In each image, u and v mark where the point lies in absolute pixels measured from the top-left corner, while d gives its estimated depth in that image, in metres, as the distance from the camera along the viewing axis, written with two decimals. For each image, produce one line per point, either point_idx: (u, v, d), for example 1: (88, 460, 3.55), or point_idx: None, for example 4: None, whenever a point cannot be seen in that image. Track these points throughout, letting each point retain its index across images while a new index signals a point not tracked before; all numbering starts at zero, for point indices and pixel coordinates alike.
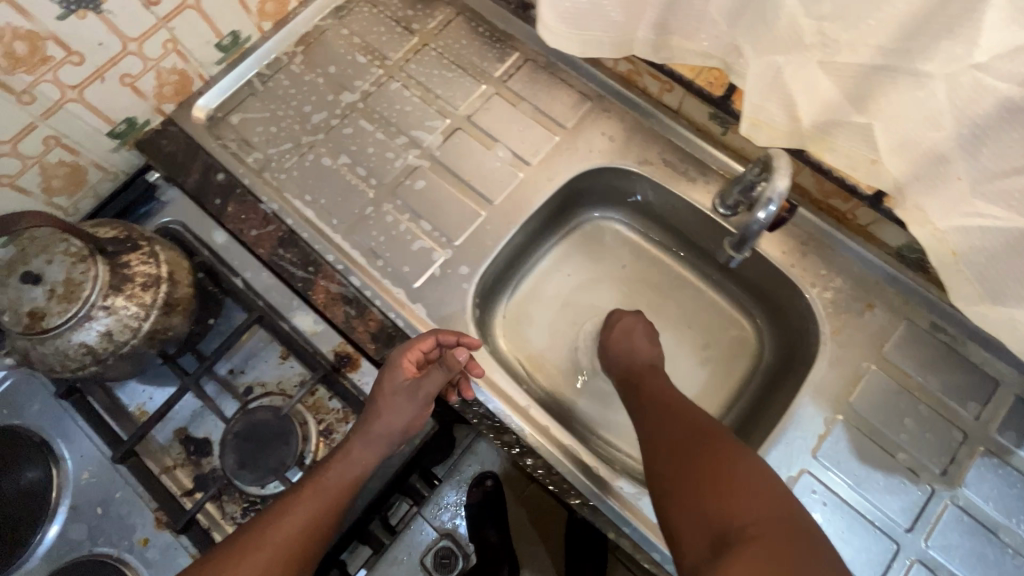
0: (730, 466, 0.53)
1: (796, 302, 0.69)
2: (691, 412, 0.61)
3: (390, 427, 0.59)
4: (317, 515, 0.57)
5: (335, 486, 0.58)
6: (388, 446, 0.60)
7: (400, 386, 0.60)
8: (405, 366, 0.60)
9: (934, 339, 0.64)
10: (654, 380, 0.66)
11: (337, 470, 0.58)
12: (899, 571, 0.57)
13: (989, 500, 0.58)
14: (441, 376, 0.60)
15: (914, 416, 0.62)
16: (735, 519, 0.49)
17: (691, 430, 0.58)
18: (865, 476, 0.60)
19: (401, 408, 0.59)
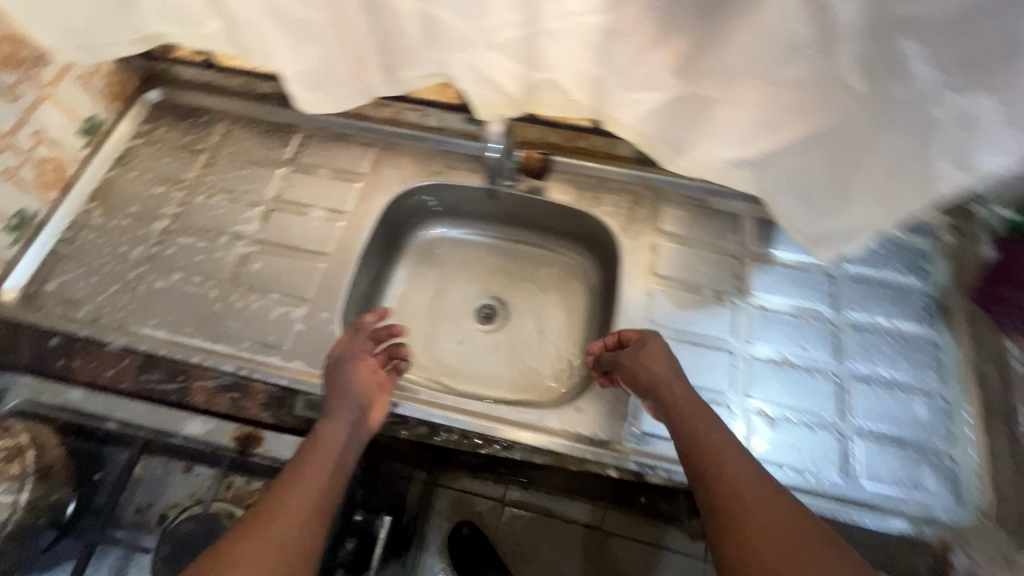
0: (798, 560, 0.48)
1: (591, 224, 0.86)
2: (748, 484, 0.54)
3: (350, 396, 0.65)
4: (320, 481, 0.56)
5: (325, 457, 0.59)
6: (355, 412, 0.64)
7: (348, 365, 0.68)
8: (341, 343, 0.71)
9: (688, 205, 0.84)
10: (699, 433, 0.59)
11: (318, 449, 0.59)
12: (742, 369, 0.73)
13: (770, 292, 0.78)
14: (366, 339, 0.71)
15: (701, 261, 0.80)
16: None
17: (756, 516, 0.52)
18: (690, 317, 0.77)
19: (352, 374, 0.67)
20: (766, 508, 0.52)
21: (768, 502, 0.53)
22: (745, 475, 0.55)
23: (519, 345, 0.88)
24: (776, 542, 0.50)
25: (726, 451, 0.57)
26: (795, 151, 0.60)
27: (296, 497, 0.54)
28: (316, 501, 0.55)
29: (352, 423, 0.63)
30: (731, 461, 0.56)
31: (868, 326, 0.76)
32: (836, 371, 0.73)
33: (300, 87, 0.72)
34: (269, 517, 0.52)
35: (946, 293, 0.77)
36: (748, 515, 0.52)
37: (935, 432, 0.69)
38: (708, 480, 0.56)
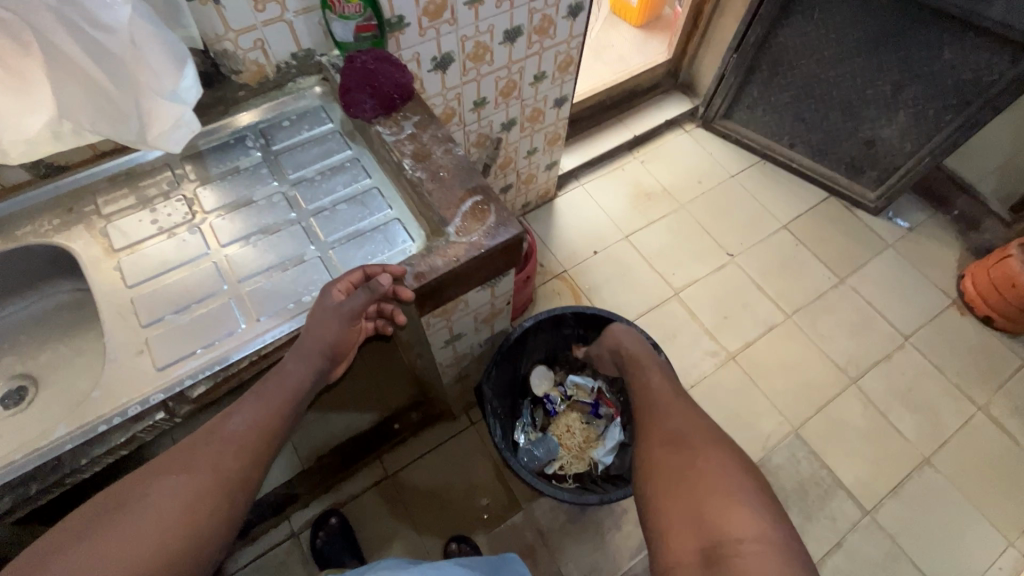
0: (669, 427, 0.82)
1: (39, 254, 0.85)
2: (657, 391, 0.93)
3: (320, 343, 0.76)
4: (263, 416, 0.71)
5: (279, 391, 0.73)
6: (321, 360, 0.77)
7: (331, 312, 0.75)
8: (337, 289, 0.76)
9: (115, 183, 0.89)
10: (651, 395, 0.92)
11: (278, 380, 0.74)
12: (227, 265, 0.84)
13: (221, 199, 0.90)
14: (363, 297, 0.76)
15: (152, 215, 0.87)
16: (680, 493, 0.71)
17: (678, 433, 0.80)
18: (165, 259, 0.83)
19: (329, 327, 0.75)
20: (661, 417, 0.85)
21: (680, 425, 0.82)
22: (657, 404, 0.89)
23: (64, 394, 0.85)
24: (676, 428, 0.81)
25: (665, 390, 0.92)
26: (61, 88, 0.69)
27: (229, 427, 0.69)
28: (251, 432, 0.69)
29: (314, 365, 0.76)
30: (665, 406, 0.88)
31: (306, 173, 0.93)
32: (298, 218, 0.89)
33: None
34: (217, 437, 0.68)
35: (345, 123, 0.98)
36: (658, 428, 0.84)
37: (378, 206, 0.90)
38: (646, 418, 0.87)
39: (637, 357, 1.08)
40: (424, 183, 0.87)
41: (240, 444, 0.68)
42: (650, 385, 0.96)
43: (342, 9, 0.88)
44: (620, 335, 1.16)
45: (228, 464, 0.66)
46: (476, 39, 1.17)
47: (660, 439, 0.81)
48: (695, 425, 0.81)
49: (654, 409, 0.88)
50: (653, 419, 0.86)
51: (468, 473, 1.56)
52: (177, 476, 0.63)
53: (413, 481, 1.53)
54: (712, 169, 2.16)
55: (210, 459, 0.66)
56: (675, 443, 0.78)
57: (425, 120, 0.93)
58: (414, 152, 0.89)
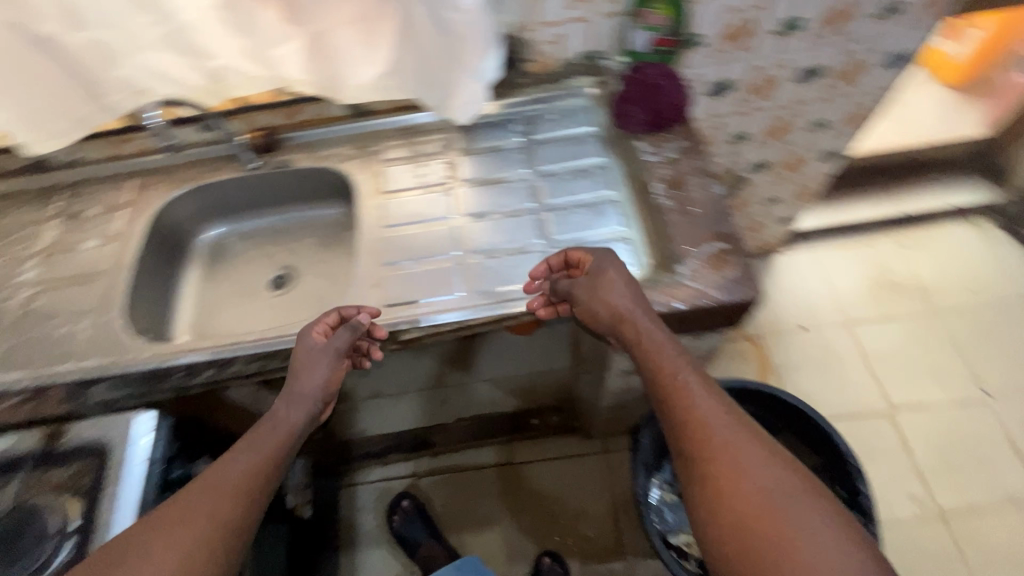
0: (754, 486, 0.60)
1: (334, 177, 1.02)
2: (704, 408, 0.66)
3: (311, 386, 0.76)
4: (260, 458, 0.70)
5: (270, 435, 0.72)
6: (313, 404, 0.77)
7: (308, 347, 0.78)
8: (315, 334, 0.79)
9: (401, 135, 1.02)
10: (667, 379, 0.68)
11: (269, 428, 0.73)
12: (464, 232, 0.90)
13: (476, 172, 0.97)
14: (347, 337, 0.78)
15: (421, 170, 0.98)
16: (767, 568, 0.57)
17: (756, 489, 0.60)
18: (419, 212, 0.93)
19: (316, 372, 0.77)
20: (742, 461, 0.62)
21: (765, 475, 0.61)
22: (705, 423, 0.65)
23: (311, 293, 1.02)
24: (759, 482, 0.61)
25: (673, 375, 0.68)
26: (399, 49, 0.79)
27: (223, 476, 0.67)
28: (250, 474, 0.68)
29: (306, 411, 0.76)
30: (698, 404, 0.66)
31: (555, 170, 0.95)
32: (535, 210, 0.91)
33: (22, 132, 0.84)
34: (214, 487, 0.65)
35: (605, 130, 0.98)
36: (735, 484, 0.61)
37: (613, 221, 0.88)
38: (680, 425, 0.66)
39: (625, 317, 0.72)
40: (668, 211, 0.82)
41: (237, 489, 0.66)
42: (699, 406, 0.66)
43: (650, 19, 0.86)
44: (611, 296, 0.72)
45: (225, 514, 0.64)
46: (766, 72, 1.07)
47: (739, 499, 0.60)
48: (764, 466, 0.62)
49: (705, 438, 0.64)
50: (714, 462, 0.63)
51: (585, 497, 1.52)
52: (178, 526, 0.61)
53: (532, 478, 1.56)
54: (1001, 281, 1.69)
55: (203, 511, 0.63)
56: (760, 501, 0.60)
57: (689, 147, 0.88)
58: (669, 177, 0.85)
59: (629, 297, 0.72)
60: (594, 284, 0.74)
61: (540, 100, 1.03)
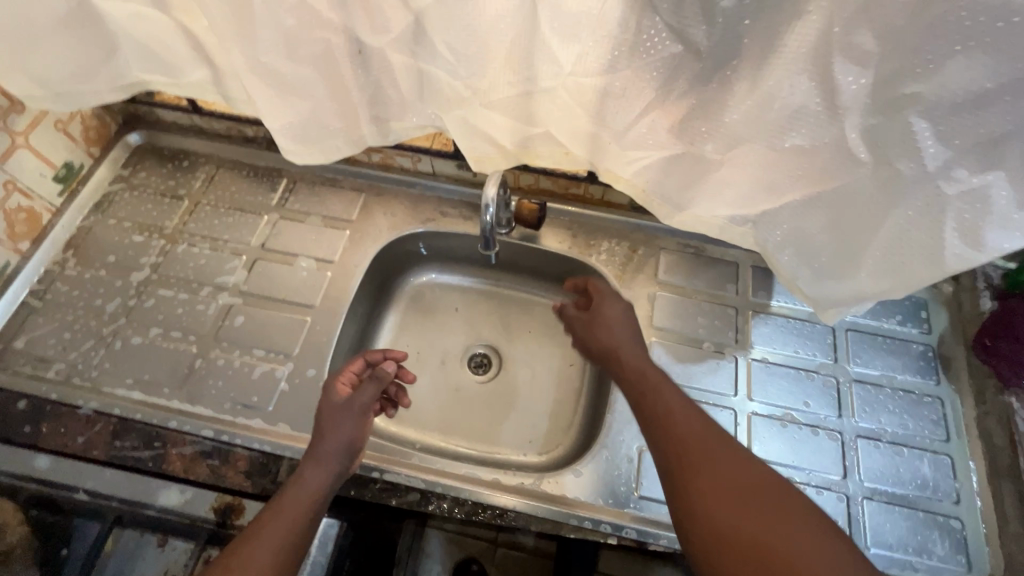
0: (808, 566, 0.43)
1: (585, 272, 0.85)
2: (695, 434, 0.52)
3: (338, 443, 0.61)
4: (287, 534, 0.54)
5: (294, 506, 0.56)
6: (340, 463, 0.60)
7: (337, 403, 0.63)
8: (337, 387, 0.65)
9: (683, 253, 0.83)
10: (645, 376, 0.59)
11: (291, 492, 0.57)
12: (746, 424, 0.71)
13: (771, 343, 0.77)
14: (375, 390, 0.65)
15: (701, 313, 0.79)
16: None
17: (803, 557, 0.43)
18: (692, 372, 0.75)
19: (345, 427, 0.62)
20: (787, 526, 0.45)
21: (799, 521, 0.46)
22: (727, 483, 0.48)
23: (515, 393, 0.86)
24: (799, 538, 0.45)
25: (677, 401, 0.56)
26: (796, 213, 0.57)
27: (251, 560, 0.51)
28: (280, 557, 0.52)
29: (334, 471, 0.60)
30: (673, 404, 0.55)
31: (874, 379, 0.74)
32: (840, 427, 0.71)
33: (285, 137, 0.68)
34: None
35: (948, 347, 0.76)
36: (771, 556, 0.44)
37: (943, 491, 0.67)
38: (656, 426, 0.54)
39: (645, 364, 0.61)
40: None
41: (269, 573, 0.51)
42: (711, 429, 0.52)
43: None
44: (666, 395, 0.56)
45: None
46: None
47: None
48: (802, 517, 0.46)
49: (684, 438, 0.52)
50: (686, 462, 0.50)
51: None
52: None
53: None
54: None
55: None
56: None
57: None
58: None
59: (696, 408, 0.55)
60: (594, 320, 0.69)
61: None
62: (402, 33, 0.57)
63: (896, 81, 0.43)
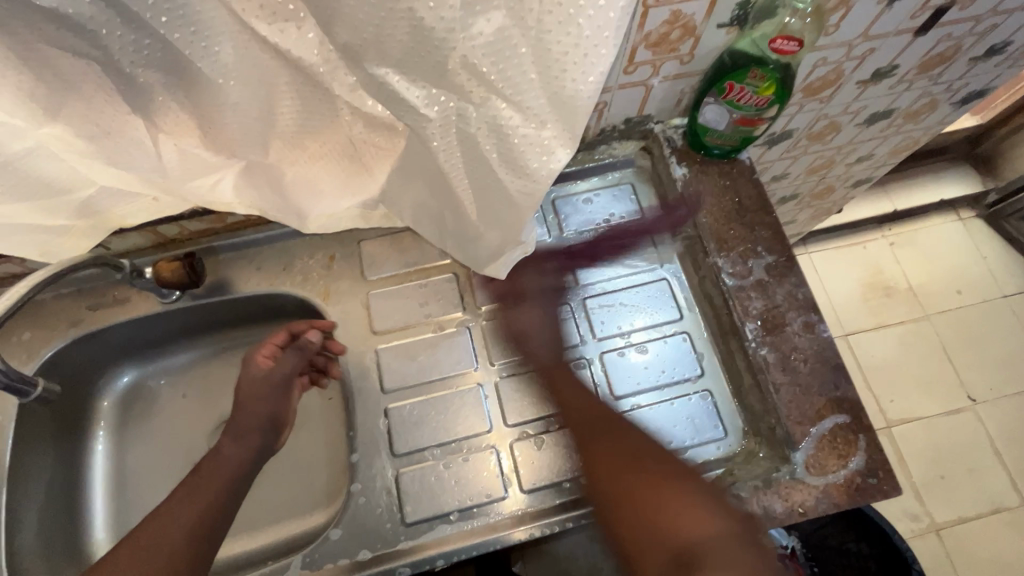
0: (682, 508, 0.52)
1: (293, 302, 0.73)
2: (633, 436, 0.59)
3: (258, 418, 0.63)
4: (205, 508, 0.57)
5: (212, 475, 0.60)
6: (262, 436, 0.63)
7: (256, 380, 0.64)
8: (258, 360, 0.65)
9: (383, 234, 0.73)
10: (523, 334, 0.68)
11: (209, 466, 0.60)
12: (494, 393, 0.67)
13: (501, 294, 0.72)
14: (296, 362, 0.66)
15: (420, 293, 0.71)
16: (681, 534, 0.51)
17: (677, 512, 0.52)
18: (427, 362, 0.69)
19: (269, 399, 0.65)
20: (668, 476, 0.55)
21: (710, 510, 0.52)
22: (658, 469, 0.56)
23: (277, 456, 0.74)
24: (685, 504, 0.53)
25: (596, 419, 0.61)
26: (399, 181, 0.49)
27: (164, 522, 0.55)
28: (194, 529, 0.56)
29: (256, 448, 0.63)
30: (585, 426, 0.61)
31: (606, 287, 0.72)
32: (585, 352, 0.69)
33: None
34: (138, 547, 0.54)
35: (661, 224, 0.75)
36: (660, 506, 0.53)
37: (687, 368, 0.68)
38: (566, 413, 0.63)
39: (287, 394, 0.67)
40: (768, 370, 0.63)
41: (185, 536, 0.55)
42: (648, 437, 0.59)
43: (741, 96, 0.62)
44: (535, 347, 0.68)
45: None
46: (832, 118, 0.86)
47: (673, 540, 0.51)
48: (672, 477, 0.55)
49: (577, 423, 0.62)
50: (596, 426, 0.60)
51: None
52: None
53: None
54: (980, 275, 1.66)
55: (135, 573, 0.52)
56: (701, 541, 0.50)
57: (782, 266, 0.68)
58: (763, 314, 0.65)
59: (556, 321, 0.69)
60: (511, 333, 0.69)
61: (570, 175, 0.77)
62: None
63: (331, 26, 0.33)
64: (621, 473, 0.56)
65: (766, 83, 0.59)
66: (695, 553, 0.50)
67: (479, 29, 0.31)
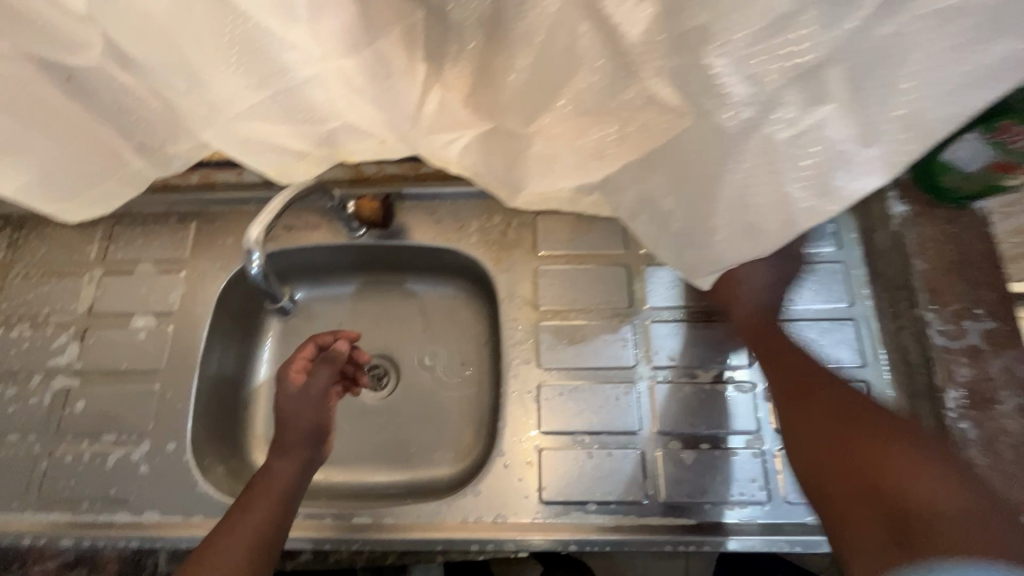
0: (906, 474, 0.43)
1: (461, 260, 0.75)
2: (813, 425, 0.50)
3: (303, 431, 0.61)
4: (258, 524, 0.53)
5: (265, 494, 0.56)
6: (307, 451, 0.61)
7: (292, 395, 0.62)
8: (292, 376, 0.63)
9: (562, 213, 0.73)
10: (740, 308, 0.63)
11: (260, 485, 0.57)
12: (649, 395, 0.65)
13: (670, 297, 0.69)
14: (328, 375, 0.64)
15: (589, 278, 0.70)
16: (887, 495, 0.43)
17: (889, 472, 0.44)
18: (585, 349, 0.68)
19: (760, 272, 0.65)
20: (867, 436, 0.46)
21: (926, 484, 0.42)
22: (841, 436, 0.48)
23: (415, 402, 0.76)
24: (907, 474, 0.43)
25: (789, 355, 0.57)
26: (637, 174, 0.45)
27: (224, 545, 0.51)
28: (248, 549, 0.52)
29: (304, 460, 0.61)
30: (769, 330, 0.60)
31: (785, 314, 0.68)
32: (752, 377, 0.66)
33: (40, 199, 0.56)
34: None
35: (861, 260, 0.69)
36: (849, 467, 0.46)
37: None
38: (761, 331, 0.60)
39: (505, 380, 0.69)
40: (966, 446, 0.57)
41: (248, 553, 0.51)
42: (837, 388, 0.52)
43: (1013, 138, 0.54)
44: (737, 306, 0.63)
45: None
46: None
47: (893, 501, 0.42)
48: (892, 432, 0.46)
49: (799, 380, 0.54)
50: (792, 403, 0.53)
51: None
52: None
53: None
54: None
55: None
56: (931, 511, 0.41)
57: (1004, 335, 0.60)
58: (972, 385, 0.59)
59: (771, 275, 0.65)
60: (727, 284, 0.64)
61: None
62: (102, 51, 0.45)
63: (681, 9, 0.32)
64: (828, 454, 0.47)
65: None
66: (909, 520, 0.41)
67: (880, 32, 0.32)
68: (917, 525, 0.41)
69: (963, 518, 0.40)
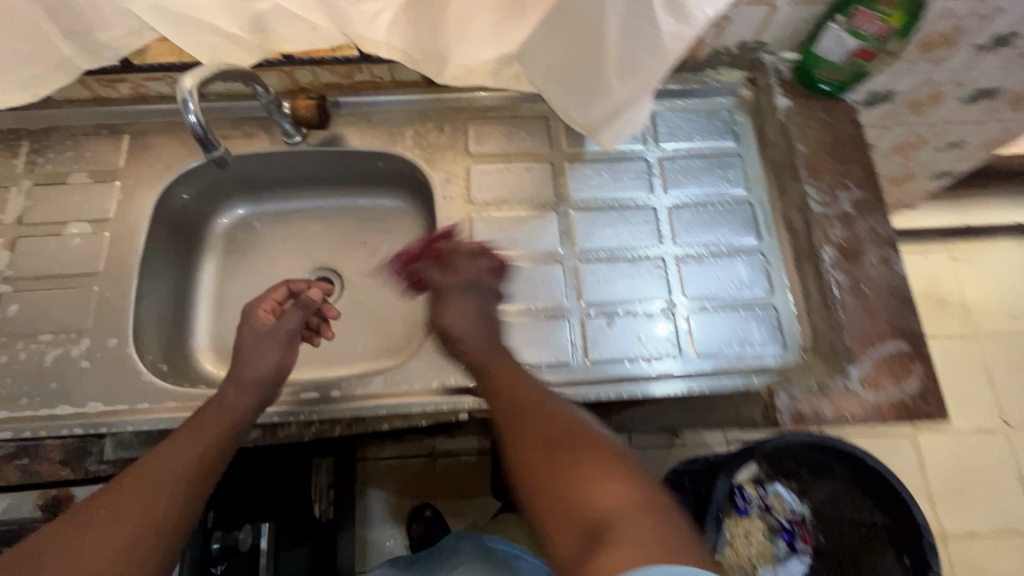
0: (598, 483, 0.44)
1: (396, 166, 0.79)
2: (539, 450, 0.49)
3: (263, 371, 0.62)
4: (205, 448, 0.53)
5: (216, 420, 0.56)
6: (263, 390, 0.61)
7: (260, 334, 0.63)
8: (260, 315, 0.65)
9: (489, 119, 0.79)
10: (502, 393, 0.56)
11: (213, 409, 0.57)
12: (572, 273, 0.72)
13: (590, 189, 0.76)
14: (298, 318, 0.67)
15: (517, 175, 0.76)
16: (600, 511, 0.42)
17: (611, 505, 0.42)
18: (515, 236, 0.73)
19: (464, 306, 0.63)
20: (601, 450, 0.47)
21: (617, 484, 0.44)
22: (565, 460, 0.47)
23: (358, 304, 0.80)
24: (602, 495, 0.43)
25: (534, 408, 0.53)
26: (541, 36, 0.51)
27: (163, 457, 0.51)
28: (197, 466, 0.52)
29: (258, 400, 0.60)
30: (524, 382, 0.56)
31: (691, 199, 0.76)
32: (663, 253, 0.73)
33: None
34: (140, 480, 0.48)
35: (754, 151, 0.78)
36: (582, 488, 0.44)
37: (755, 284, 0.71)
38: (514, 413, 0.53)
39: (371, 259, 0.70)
40: (839, 292, 0.66)
41: (192, 466, 0.51)
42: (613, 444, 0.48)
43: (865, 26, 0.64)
44: (462, 340, 0.62)
45: (162, 508, 0.47)
46: (939, 87, 0.87)
47: (587, 513, 0.42)
48: (605, 454, 0.46)
49: (516, 411, 0.53)
50: (543, 444, 0.49)
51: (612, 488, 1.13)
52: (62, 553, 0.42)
53: None
54: None
55: (134, 501, 0.46)
56: (613, 511, 0.42)
57: (868, 201, 0.70)
58: (843, 242, 0.68)
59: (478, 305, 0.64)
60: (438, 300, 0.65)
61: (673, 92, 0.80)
62: None
63: None
64: (541, 470, 0.47)
65: (895, 11, 0.62)
66: (606, 526, 0.41)
67: None
68: (614, 529, 0.40)
69: (659, 520, 0.41)
